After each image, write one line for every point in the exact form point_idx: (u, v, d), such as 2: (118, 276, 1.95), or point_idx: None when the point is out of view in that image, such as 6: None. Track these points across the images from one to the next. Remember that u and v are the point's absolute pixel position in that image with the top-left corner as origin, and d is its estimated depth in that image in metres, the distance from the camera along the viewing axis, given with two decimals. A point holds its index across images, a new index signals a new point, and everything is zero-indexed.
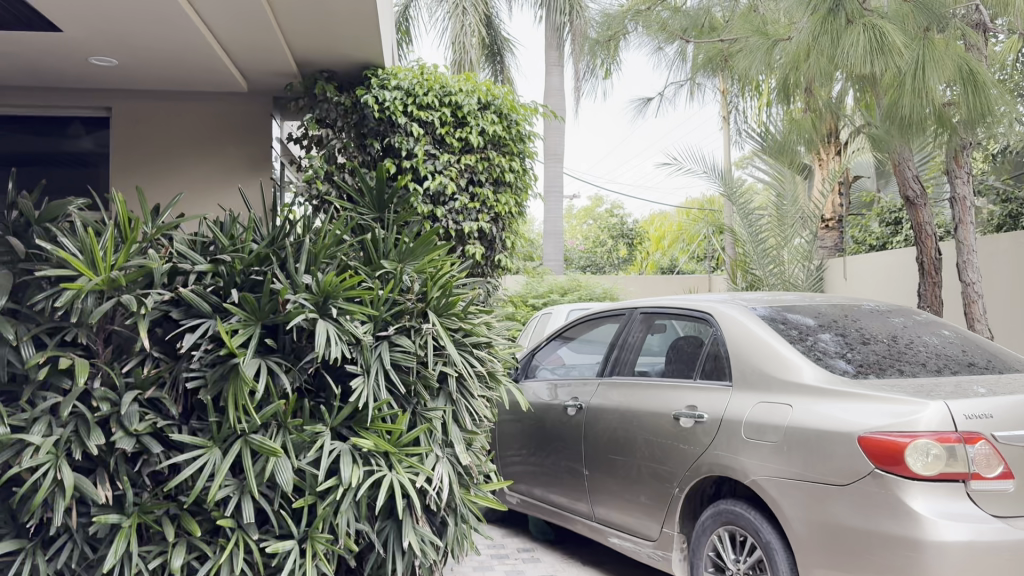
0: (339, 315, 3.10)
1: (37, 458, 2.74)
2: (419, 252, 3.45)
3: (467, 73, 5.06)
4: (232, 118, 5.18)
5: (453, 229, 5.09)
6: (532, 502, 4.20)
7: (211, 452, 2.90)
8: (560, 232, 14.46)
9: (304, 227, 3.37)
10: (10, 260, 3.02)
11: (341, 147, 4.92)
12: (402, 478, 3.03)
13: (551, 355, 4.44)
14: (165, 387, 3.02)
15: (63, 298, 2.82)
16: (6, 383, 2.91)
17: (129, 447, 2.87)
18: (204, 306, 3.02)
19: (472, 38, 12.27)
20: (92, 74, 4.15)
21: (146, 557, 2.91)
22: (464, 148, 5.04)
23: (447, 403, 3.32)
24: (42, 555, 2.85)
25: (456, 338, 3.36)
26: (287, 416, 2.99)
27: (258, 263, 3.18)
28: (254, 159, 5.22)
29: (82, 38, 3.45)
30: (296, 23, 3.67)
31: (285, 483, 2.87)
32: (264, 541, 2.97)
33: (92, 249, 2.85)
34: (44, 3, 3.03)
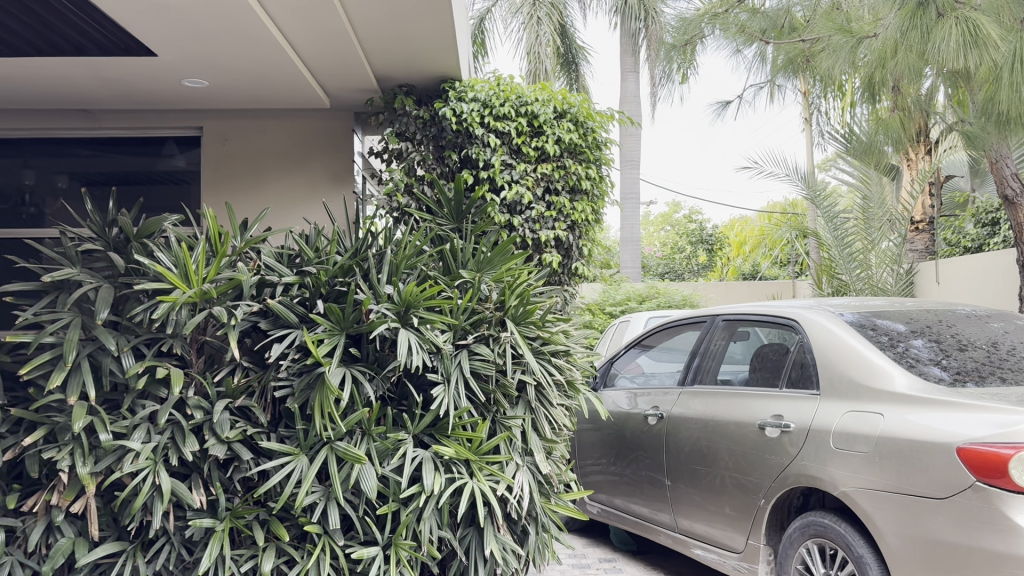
0: (420, 325, 3.15)
1: (137, 464, 2.86)
2: (496, 261, 3.48)
3: (543, 82, 5.02)
4: (316, 134, 5.25)
5: (530, 238, 5.00)
6: (613, 511, 4.16)
7: (299, 459, 2.97)
8: (637, 239, 14.37)
9: (385, 238, 3.45)
10: (112, 275, 3.19)
11: (420, 160, 4.96)
12: (484, 486, 3.05)
13: (630, 363, 4.40)
14: (254, 396, 3.14)
15: (160, 310, 2.92)
16: (109, 393, 3.05)
17: (222, 453, 2.97)
18: (291, 317, 3.11)
19: (546, 47, 12.32)
20: (184, 96, 4.32)
21: (238, 561, 2.99)
22: (540, 157, 4.97)
23: (526, 412, 3.33)
24: (141, 558, 2.97)
25: (535, 347, 3.37)
26: (371, 424, 3.05)
27: (342, 274, 3.27)
28: (337, 173, 5.27)
29: (176, 61, 3.60)
30: (375, 39, 3.75)
31: (369, 489, 2.93)
32: (349, 547, 3.02)
33: (186, 264, 2.95)
34: (141, 31, 3.17)
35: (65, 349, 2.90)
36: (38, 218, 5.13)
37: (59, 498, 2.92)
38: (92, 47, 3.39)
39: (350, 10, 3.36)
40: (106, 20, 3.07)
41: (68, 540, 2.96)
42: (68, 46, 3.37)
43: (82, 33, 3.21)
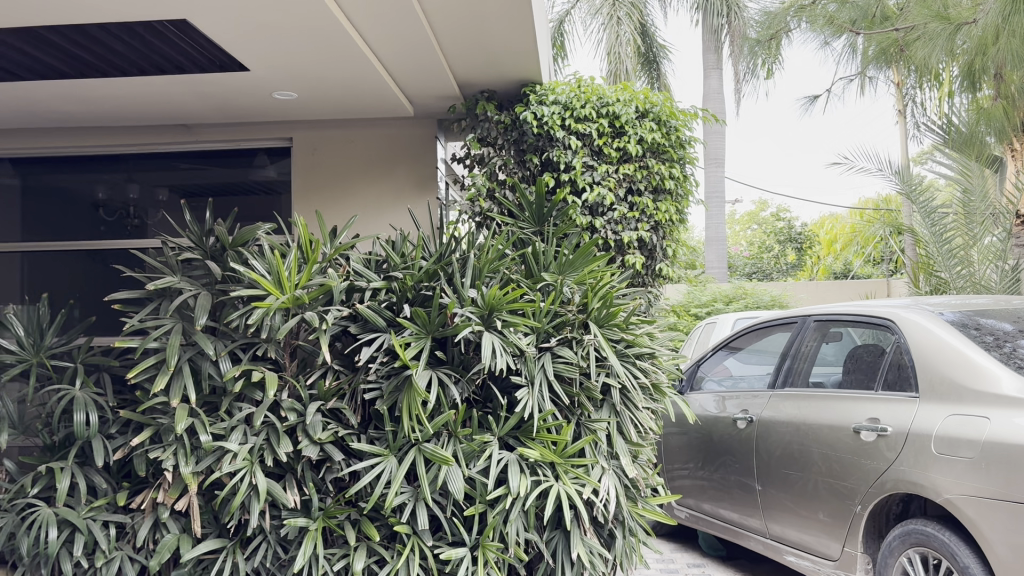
0: (504, 328, 3.17)
1: (235, 464, 2.96)
2: (578, 264, 3.47)
3: (624, 83, 4.86)
4: (398, 142, 5.01)
5: (612, 239, 4.85)
6: (701, 516, 4.09)
7: (388, 460, 3.03)
8: (723, 238, 14.09)
9: (468, 243, 3.49)
10: (209, 282, 3.33)
11: (503, 164, 4.78)
12: (570, 489, 3.04)
13: (718, 366, 4.32)
14: (344, 398, 3.22)
15: (255, 316, 3.02)
16: (208, 396, 3.19)
17: (314, 454, 3.05)
18: (379, 322, 3.18)
19: (627, 47, 12.24)
20: (275, 109, 4.47)
21: (331, 560, 3.06)
22: (622, 158, 4.83)
23: (611, 415, 3.31)
24: (240, 554, 3.07)
25: (618, 350, 3.35)
26: (457, 426, 3.08)
27: (427, 279, 3.32)
28: (419, 180, 5.01)
29: (267, 76, 3.72)
30: (457, 46, 3.79)
31: (456, 490, 2.95)
32: (437, 548, 3.06)
33: (278, 271, 3.04)
34: (235, 48, 3.30)
35: (168, 354, 3.04)
36: (139, 231, 5.06)
37: (164, 496, 3.07)
38: (191, 65, 3.54)
39: (433, 18, 3.41)
40: (203, 39, 3.20)
41: (173, 536, 3.10)
42: (168, 65, 3.53)
43: (182, 52, 3.36)
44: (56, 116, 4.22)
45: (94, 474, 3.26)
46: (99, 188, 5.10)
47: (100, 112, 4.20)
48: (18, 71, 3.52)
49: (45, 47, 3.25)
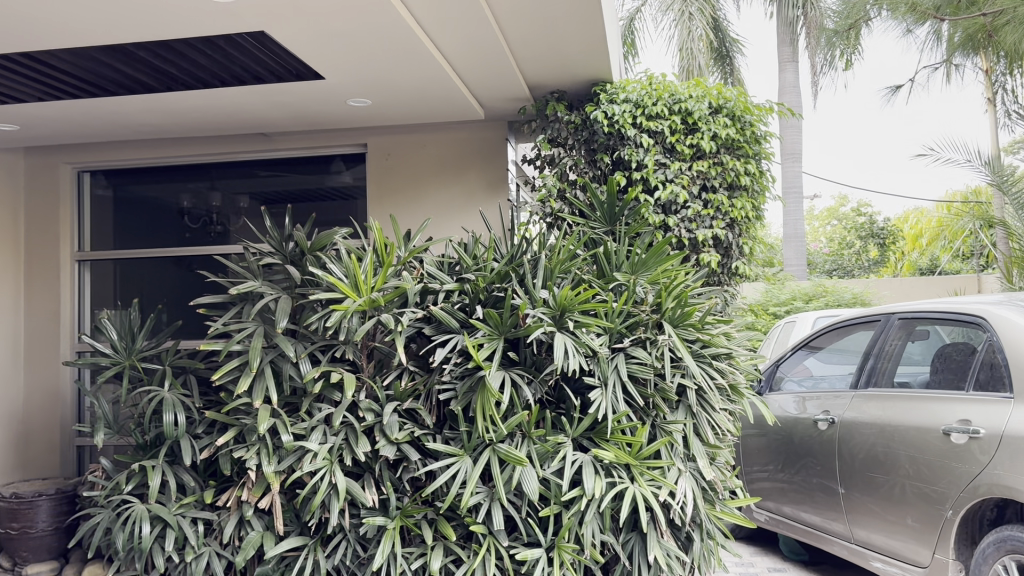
0: (576, 329, 3.16)
1: (315, 463, 3.04)
2: (651, 263, 3.43)
3: (696, 79, 4.61)
4: (468, 144, 4.78)
5: (686, 238, 4.61)
6: (782, 520, 3.99)
7: (463, 460, 3.05)
8: (802, 235, 13.72)
9: (539, 244, 3.50)
10: (289, 286, 3.43)
11: (574, 164, 4.58)
12: (646, 491, 3.01)
13: (798, 366, 4.21)
14: (420, 399, 3.27)
15: (333, 319, 3.09)
16: (289, 397, 3.29)
17: (392, 454, 3.11)
18: (452, 323, 3.21)
19: (699, 43, 12.04)
20: (350, 118, 4.51)
21: (409, 558, 3.10)
22: (694, 154, 4.57)
23: (687, 416, 3.27)
24: (321, 552, 3.16)
25: (694, 350, 3.31)
26: (531, 427, 3.09)
27: (499, 280, 3.35)
28: (492, 181, 4.75)
29: (340, 83, 3.78)
30: (527, 47, 3.77)
31: (530, 491, 2.96)
32: (513, 549, 3.07)
33: (355, 274, 3.11)
34: (310, 57, 3.37)
35: (250, 356, 3.13)
36: (223, 238, 4.90)
37: (248, 494, 3.17)
38: (269, 76, 3.64)
39: (501, 18, 3.40)
40: (280, 49, 3.29)
41: (257, 533, 3.20)
42: (248, 76, 3.63)
43: (260, 63, 3.45)
44: (144, 129, 4.39)
45: (184, 472, 3.40)
46: (185, 197, 4.98)
47: (185, 125, 4.35)
48: (107, 87, 3.66)
49: (132, 63, 3.37)
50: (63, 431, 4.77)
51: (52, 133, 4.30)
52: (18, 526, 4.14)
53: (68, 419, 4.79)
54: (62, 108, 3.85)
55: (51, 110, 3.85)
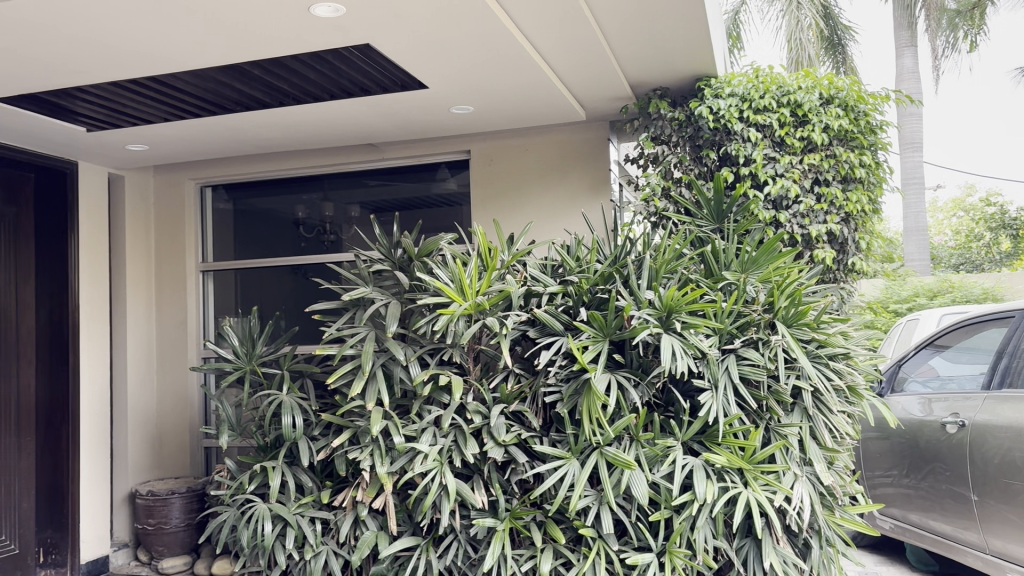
0: (684, 330, 3.11)
1: (426, 465, 3.10)
2: (762, 261, 3.30)
3: (805, 68, 4.33)
4: (571, 146, 4.58)
5: (798, 234, 4.24)
6: (909, 528, 3.79)
7: (570, 463, 3.03)
8: (925, 228, 13.02)
9: (644, 244, 3.45)
10: (398, 291, 3.51)
11: (679, 162, 4.29)
12: (760, 496, 2.91)
13: (922, 366, 3.99)
14: (526, 402, 3.27)
15: (440, 322, 3.15)
16: (401, 399, 3.38)
17: (500, 456, 3.13)
18: (557, 325, 3.21)
19: (809, 33, 11.62)
20: (452, 126, 4.46)
21: (519, 560, 3.10)
22: (805, 148, 4.28)
23: (803, 419, 3.15)
24: (433, 552, 3.21)
25: (810, 350, 3.19)
26: (639, 430, 3.05)
27: (603, 282, 3.32)
28: (594, 182, 4.53)
29: (444, 92, 3.82)
30: (628, 44, 3.69)
31: (640, 495, 2.91)
32: (624, 553, 3.04)
33: (461, 278, 3.17)
34: (413, 66, 3.43)
35: (362, 360, 3.23)
36: (335, 246, 4.93)
37: (363, 494, 3.26)
38: (375, 87, 3.73)
39: (599, 14, 3.34)
40: (385, 61, 3.37)
41: (372, 533, 3.30)
42: (356, 88, 3.73)
43: (367, 74, 3.54)
44: (259, 144, 4.56)
45: (302, 473, 3.54)
46: (299, 207, 5.06)
47: (297, 139, 4.50)
48: (227, 105, 3.84)
49: (247, 80, 3.52)
50: (192, 431, 5.02)
51: (177, 151, 4.54)
52: (153, 522, 4.39)
53: (196, 420, 5.04)
54: (186, 127, 4.06)
55: (176, 129, 4.08)
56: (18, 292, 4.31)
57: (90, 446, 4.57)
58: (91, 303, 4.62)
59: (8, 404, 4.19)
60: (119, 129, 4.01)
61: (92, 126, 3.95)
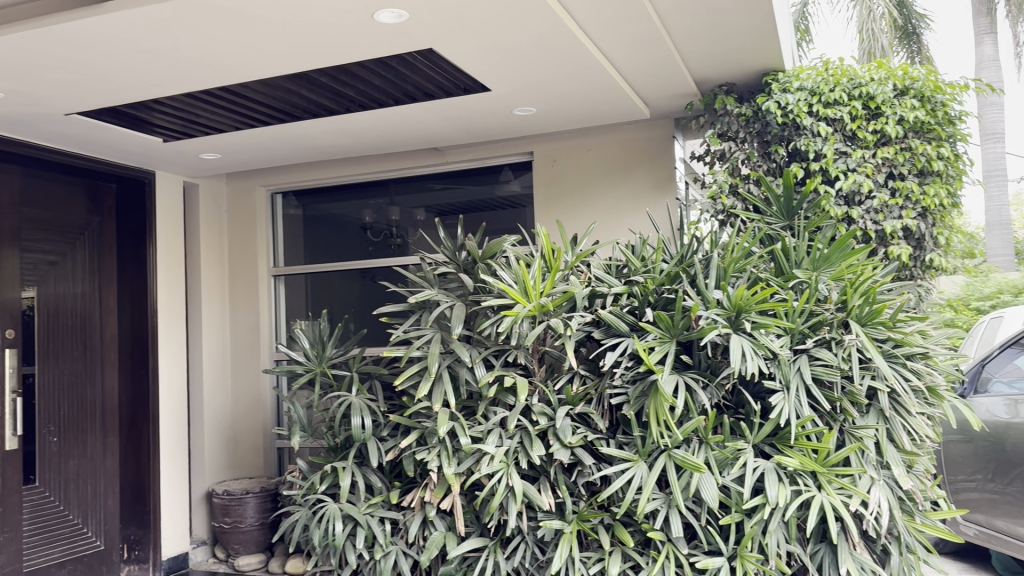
0: (754, 330, 3.04)
1: (492, 466, 3.11)
2: (834, 259, 3.20)
3: (878, 59, 4.15)
4: (636, 145, 4.52)
5: (872, 230, 4.03)
6: (994, 535, 3.64)
7: (638, 465, 3.00)
8: (1009, 221, 12.46)
9: (711, 243, 3.39)
10: (462, 293, 3.53)
11: (745, 158, 4.16)
12: (835, 500, 2.83)
13: (1006, 366, 3.83)
14: (592, 404, 3.25)
15: (505, 324, 3.15)
16: (467, 400, 3.40)
17: (566, 458, 3.12)
18: (622, 326, 3.19)
19: (882, 22, 11.27)
20: (516, 128, 4.45)
21: (587, 563, 3.08)
22: (878, 141, 4.07)
23: (879, 421, 3.05)
24: (501, 554, 3.21)
25: (886, 350, 3.09)
26: (708, 432, 3.00)
27: (670, 281, 3.27)
28: (660, 180, 4.46)
29: (507, 94, 3.82)
30: (692, 41, 3.62)
31: (710, 498, 2.86)
32: (694, 556, 2.99)
33: (524, 279, 3.17)
34: (476, 69, 3.43)
35: (428, 361, 3.25)
36: (402, 250, 4.96)
37: (431, 495, 3.29)
38: (438, 91, 3.75)
39: (662, 11, 3.28)
40: (448, 65, 3.39)
41: (441, 533, 3.32)
42: (420, 93, 3.77)
43: (431, 78, 3.56)
44: (326, 151, 4.64)
45: (371, 473, 3.59)
46: (367, 212, 5.11)
47: (363, 145, 4.56)
48: (295, 113, 3.92)
49: (314, 88, 3.59)
50: (265, 433, 5.14)
51: (248, 159, 4.66)
52: (230, 521, 4.52)
53: (269, 423, 5.16)
54: (256, 136, 4.16)
55: (246, 137, 4.18)
56: (99, 298, 4.56)
57: (169, 446, 4.74)
58: (168, 307, 4.78)
59: (94, 408, 4.45)
60: (193, 139, 4.14)
61: (168, 136, 4.09)
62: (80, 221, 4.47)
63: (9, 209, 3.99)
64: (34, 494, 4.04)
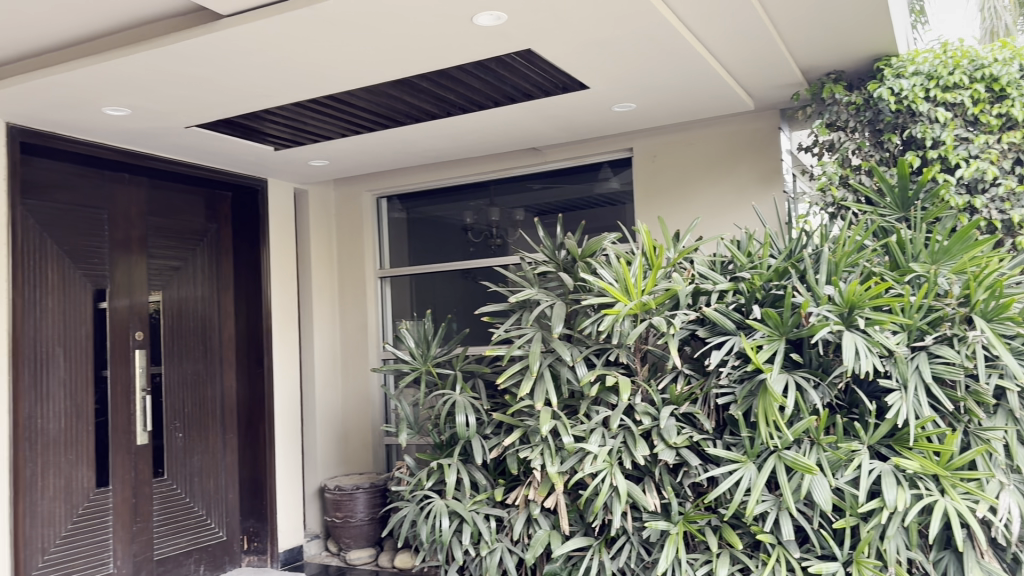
0: (868, 327, 2.92)
1: (595, 465, 3.11)
2: (955, 251, 3.05)
3: (1003, 38, 3.86)
4: (740, 138, 4.41)
5: (998, 220, 3.72)
6: None
7: (747, 466, 2.94)
8: None
9: (821, 237, 3.28)
10: (563, 292, 3.53)
11: (856, 148, 3.97)
12: (959, 505, 2.67)
13: None
14: (697, 403, 3.19)
15: (605, 322, 3.14)
16: (569, 399, 3.40)
17: (671, 459, 3.09)
18: (728, 324, 3.12)
19: None
20: (615, 124, 4.41)
21: (694, 564, 3.04)
22: (1004, 126, 3.80)
23: (1009, 422, 2.87)
24: (606, 553, 3.20)
25: (1014, 347, 2.89)
26: (820, 432, 2.90)
27: (778, 277, 3.18)
28: (765, 173, 4.33)
29: (606, 91, 3.79)
30: (797, 29, 3.50)
31: (823, 501, 2.78)
32: (806, 561, 2.90)
33: (625, 278, 3.15)
34: (574, 67, 3.42)
35: (530, 360, 3.28)
36: (503, 249, 4.99)
37: (535, 493, 3.33)
38: (537, 91, 3.76)
39: None
40: (546, 64, 3.40)
41: (545, 532, 3.35)
42: (520, 93, 3.79)
43: (530, 78, 3.58)
44: (428, 154, 4.73)
45: (476, 471, 3.64)
46: (467, 214, 5.17)
47: (464, 147, 4.63)
48: (398, 118, 4.02)
49: (416, 93, 3.67)
50: (374, 431, 5.28)
51: (353, 165, 4.80)
52: (341, 515, 4.67)
53: (378, 420, 5.29)
54: (361, 141, 4.29)
55: (351, 143, 4.31)
56: (219, 302, 4.79)
57: (284, 442, 4.94)
58: (282, 310, 4.98)
59: (214, 406, 4.68)
60: (303, 147, 4.29)
61: (279, 145, 4.26)
62: (200, 227, 4.71)
63: (136, 219, 4.28)
64: (162, 487, 4.30)
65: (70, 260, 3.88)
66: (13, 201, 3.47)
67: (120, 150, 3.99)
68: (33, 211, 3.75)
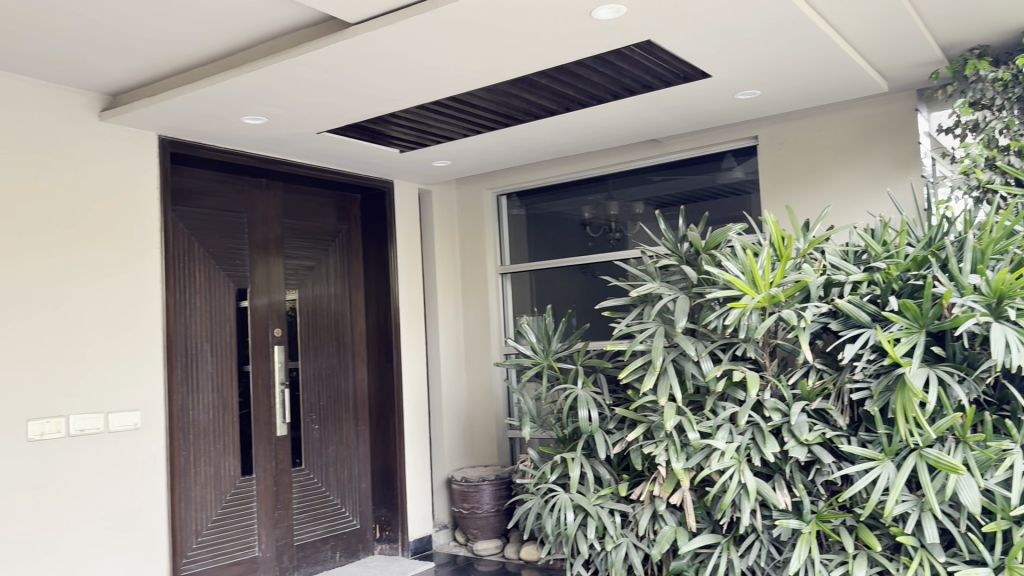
0: (1020, 319, 2.72)
1: (723, 462, 3.05)
2: None
3: None
4: (873, 122, 4.20)
5: None
6: None
7: (885, 464, 2.81)
8: None
9: (965, 223, 3.08)
10: (686, 286, 3.49)
11: (1004, 127, 3.68)
12: None
13: None
14: (831, 399, 3.09)
15: (732, 316, 3.08)
16: (694, 394, 3.35)
17: (802, 456, 2.99)
18: (863, 317, 3.00)
19: None
20: (739, 112, 4.30)
21: (828, 565, 2.94)
22: None
23: None
24: (734, 551, 3.14)
25: None
26: (966, 431, 2.74)
27: (916, 267, 3.04)
28: (901, 158, 4.11)
29: (729, 78, 3.70)
30: (936, 3, 3.30)
31: (971, 502, 2.63)
32: (952, 565, 2.75)
33: (752, 270, 3.07)
34: (696, 55, 3.36)
35: (653, 355, 3.26)
36: (623, 243, 4.96)
37: (660, 489, 3.30)
38: (658, 82, 3.72)
39: None
40: (667, 55, 3.35)
41: (671, 528, 3.32)
42: (640, 85, 3.75)
43: (650, 70, 3.54)
44: (547, 150, 4.76)
45: (600, 465, 3.65)
46: (586, 208, 5.18)
47: (583, 142, 4.63)
48: (518, 116, 4.06)
49: (535, 90, 3.70)
50: (497, 424, 5.36)
51: (474, 163, 4.89)
52: (468, 506, 4.79)
53: (501, 414, 5.37)
54: (482, 140, 4.36)
55: (472, 142, 4.39)
56: (350, 300, 5.00)
57: (413, 434, 5.10)
58: (409, 306, 5.15)
59: (347, 399, 4.89)
60: (426, 148, 4.41)
61: (403, 147, 4.39)
62: (331, 228, 4.93)
63: (273, 221, 4.52)
64: (301, 476, 4.53)
65: (215, 262, 4.15)
66: (165, 208, 3.75)
67: (258, 157, 4.23)
68: (183, 217, 4.03)
